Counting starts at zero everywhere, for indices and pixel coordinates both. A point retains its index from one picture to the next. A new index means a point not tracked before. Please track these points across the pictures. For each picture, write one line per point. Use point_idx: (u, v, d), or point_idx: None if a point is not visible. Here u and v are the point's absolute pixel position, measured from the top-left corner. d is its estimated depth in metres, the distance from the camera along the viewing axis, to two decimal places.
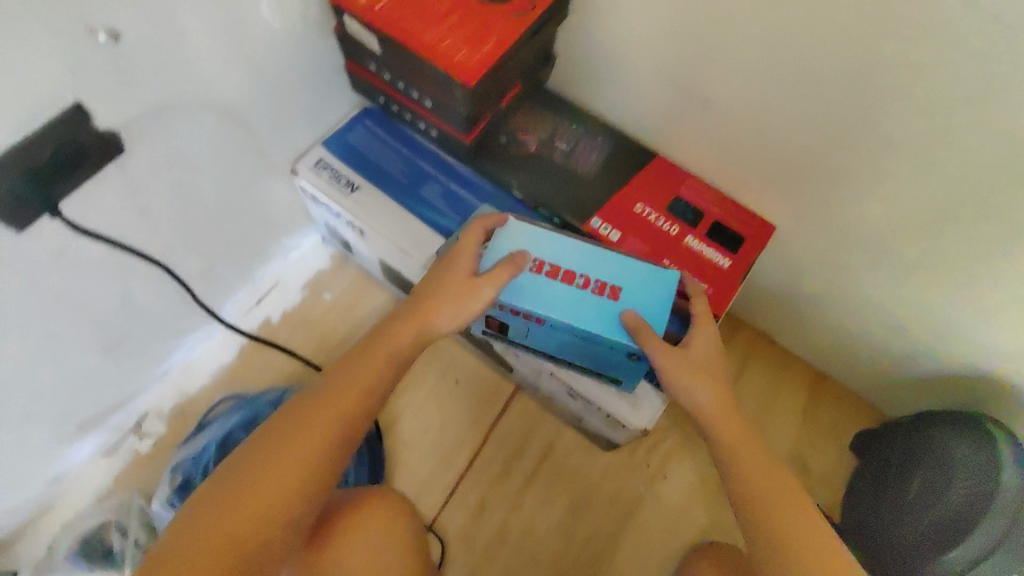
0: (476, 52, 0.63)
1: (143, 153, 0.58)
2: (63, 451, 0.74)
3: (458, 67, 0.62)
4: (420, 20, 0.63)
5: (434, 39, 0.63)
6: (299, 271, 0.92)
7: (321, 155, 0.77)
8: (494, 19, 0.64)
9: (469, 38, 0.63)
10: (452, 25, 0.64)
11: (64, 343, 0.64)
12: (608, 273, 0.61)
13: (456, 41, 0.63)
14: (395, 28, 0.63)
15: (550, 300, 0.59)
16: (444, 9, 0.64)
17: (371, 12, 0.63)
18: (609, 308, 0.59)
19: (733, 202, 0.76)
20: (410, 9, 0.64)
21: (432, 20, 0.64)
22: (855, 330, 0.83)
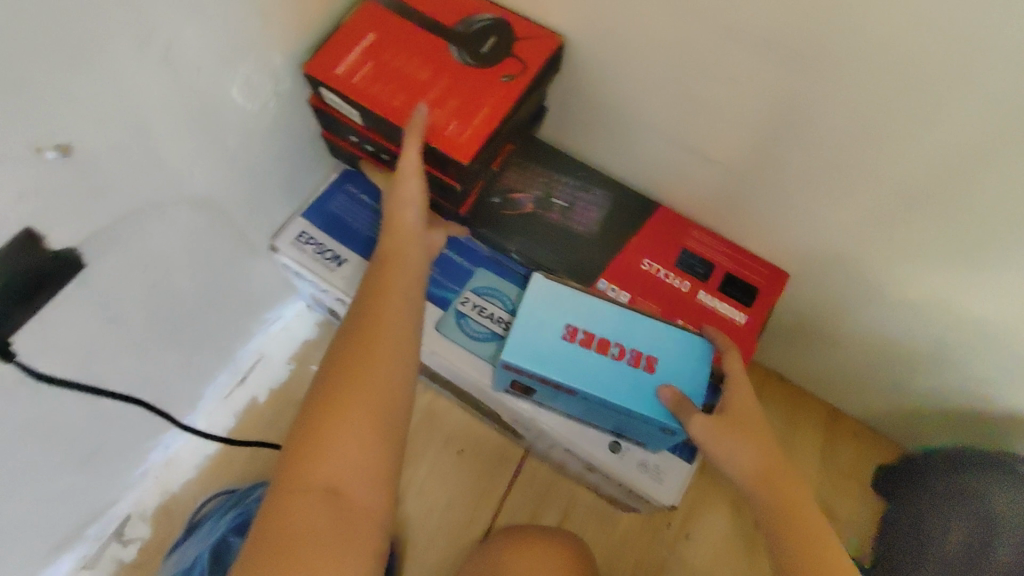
0: (466, 126, 0.58)
1: (107, 263, 0.52)
2: (36, 574, 0.68)
3: (448, 143, 0.57)
4: (403, 92, 0.59)
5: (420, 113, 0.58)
6: (283, 344, 0.86)
7: (302, 228, 0.72)
8: (483, 86, 0.60)
9: (458, 110, 0.59)
10: (439, 95, 0.59)
11: (31, 470, 0.58)
12: (642, 341, 0.60)
13: (444, 114, 0.58)
14: (376, 102, 0.58)
15: (584, 372, 0.58)
16: (429, 77, 0.59)
17: (350, 86, 0.58)
18: (643, 381, 0.58)
19: (744, 251, 0.72)
20: (391, 79, 0.59)
21: (417, 91, 0.59)
22: (870, 370, 0.80)
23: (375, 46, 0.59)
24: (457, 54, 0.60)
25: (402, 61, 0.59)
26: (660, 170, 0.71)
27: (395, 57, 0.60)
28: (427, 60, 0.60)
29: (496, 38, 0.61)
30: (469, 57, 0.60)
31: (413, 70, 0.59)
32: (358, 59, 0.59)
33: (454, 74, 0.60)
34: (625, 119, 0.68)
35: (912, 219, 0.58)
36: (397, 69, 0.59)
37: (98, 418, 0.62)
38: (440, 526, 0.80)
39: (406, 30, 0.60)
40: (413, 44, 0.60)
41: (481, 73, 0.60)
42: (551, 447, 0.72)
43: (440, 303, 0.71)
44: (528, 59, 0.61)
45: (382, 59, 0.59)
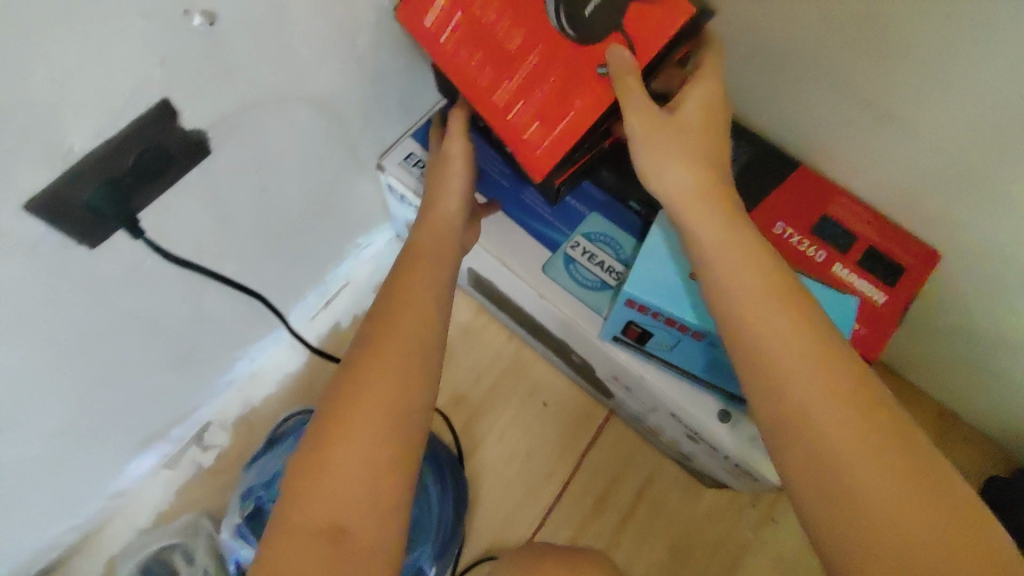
0: (548, 131, 0.53)
1: (230, 154, 0.50)
2: (126, 465, 0.68)
3: (526, 152, 0.54)
4: (491, 64, 0.53)
5: (505, 102, 0.54)
6: (370, 271, 0.84)
7: (411, 148, 0.69)
8: (576, 79, 0.51)
9: (545, 109, 0.53)
10: (527, 79, 0.52)
11: (133, 362, 0.57)
12: None
13: (527, 108, 0.53)
14: (460, 71, 0.54)
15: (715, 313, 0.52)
16: (519, 46, 0.52)
17: (437, 47, 0.54)
18: None
19: (893, 225, 0.65)
20: (478, 44, 0.53)
21: (505, 67, 0.53)
22: (1001, 376, 0.73)
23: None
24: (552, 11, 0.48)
25: (493, 17, 0.51)
26: (812, 126, 0.64)
27: (484, 9, 0.51)
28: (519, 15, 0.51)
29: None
30: (567, 25, 0.48)
31: (505, 35, 0.52)
32: (448, 8, 0.52)
33: (548, 41, 0.51)
34: (780, 62, 0.61)
35: None
36: (487, 29, 0.52)
37: (198, 319, 0.61)
38: (515, 476, 0.78)
39: None
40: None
41: (576, 50, 0.50)
42: (650, 410, 0.68)
43: (549, 245, 0.67)
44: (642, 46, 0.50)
45: (472, 10, 0.52)
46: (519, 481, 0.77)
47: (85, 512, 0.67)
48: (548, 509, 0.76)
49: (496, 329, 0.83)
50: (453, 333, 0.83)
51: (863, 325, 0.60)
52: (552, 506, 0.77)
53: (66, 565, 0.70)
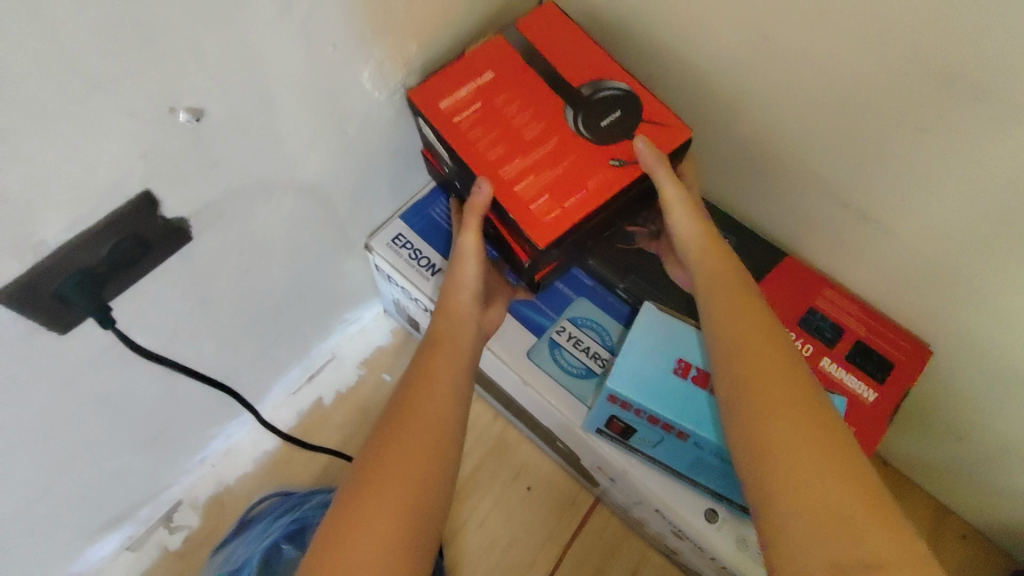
0: (561, 202, 0.51)
1: (213, 239, 0.50)
2: (85, 549, 0.66)
3: (535, 219, 0.51)
4: (502, 145, 0.53)
5: (513, 175, 0.52)
6: (357, 346, 0.83)
7: (400, 229, 0.69)
8: (591, 164, 0.53)
9: (559, 185, 0.52)
10: (539, 162, 0.53)
11: (98, 444, 0.56)
12: None
13: (538, 183, 0.52)
14: (469, 146, 0.53)
15: (699, 413, 0.51)
16: (535, 136, 0.54)
17: (449, 124, 0.53)
18: None
19: (883, 319, 0.64)
20: (492, 126, 0.53)
21: (517, 149, 0.53)
22: (996, 474, 0.70)
23: (488, 84, 0.55)
24: (574, 119, 0.54)
25: (513, 111, 0.54)
26: (798, 219, 0.64)
27: (504, 103, 0.54)
28: (537, 114, 0.54)
29: (622, 112, 0.55)
30: (588, 128, 0.54)
31: (521, 125, 0.54)
32: (468, 97, 0.54)
33: (565, 136, 0.54)
34: (764, 157, 0.62)
35: None
36: (504, 118, 0.54)
37: (171, 400, 0.60)
38: (495, 566, 0.74)
39: (527, 77, 0.55)
40: (532, 95, 0.55)
41: (595, 145, 0.53)
42: (635, 504, 0.66)
43: (535, 329, 0.66)
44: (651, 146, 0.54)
45: (491, 102, 0.54)
46: (499, 571, 0.74)
47: None
48: None
49: (481, 407, 0.81)
50: None
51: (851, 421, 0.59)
52: None
53: None
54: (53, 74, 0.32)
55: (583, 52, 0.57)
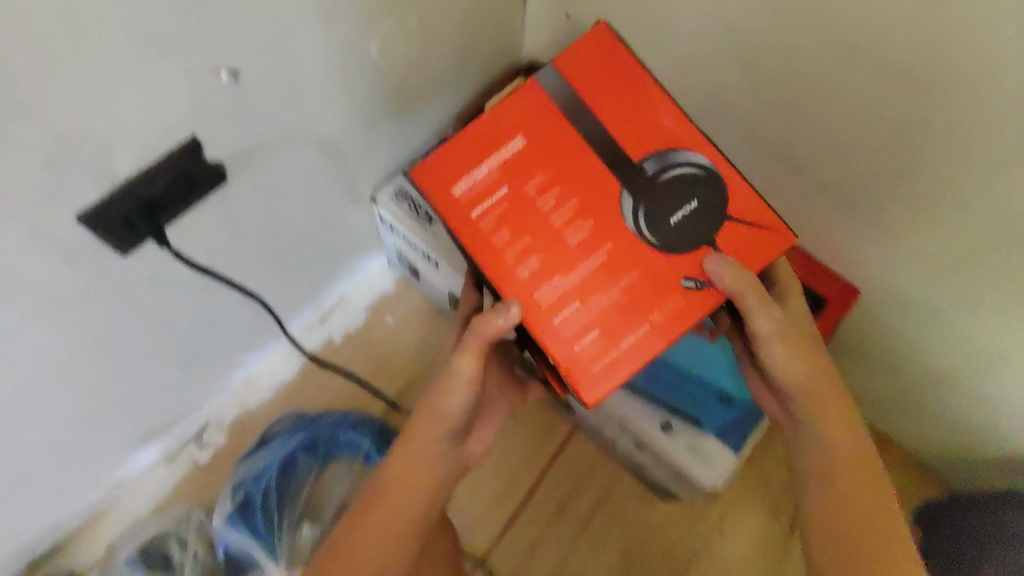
0: (610, 353, 0.48)
1: (244, 182, 0.59)
2: (128, 457, 0.77)
3: (575, 362, 0.47)
4: (535, 251, 0.47)
5: (551, 302, 0.47)
6: (363, 291, 0.92)
7: (401, 185, 0.79)
8: (659, 287, 0.48)
9: (607, 341, 0.48)
10: (582, 287, 0.48)
11: (145, 359, 0.66)
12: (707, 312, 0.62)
13: (588, 314, 0.48)
14: (490, 252, 0.47)
15: None
16: (563, 224, 0.48)
17: (465, 218, 0.48)
18: None
19: (819, 264, 0.74)
20: (519, 229, 0.48)
21: (554, 259, 0.48)
22: (923, 404, 0.80)
23: (520, 158, 0.48)
24: (633, 213, 0.48)
25: (551, 200, 0.48)
26: (751, 175, 0.73)
27: (538, 180, 0.48)
28: (584, 212, 0.48)
29: (696, 201, 0.49)
30: (654, 232, 0.48)
31: (563, 225, 0.48)
32: (493, 178, 0.48)
33: (621, 241, 0.48)
34: (721, 119, 0.71)
35: (993, 252, 0.59)
36: (534, 210, 0.48)
37: (205, 324, 0.70)
38: (485, 483, 0.85)
39: (569, 135, 0.48)
40: (577, 158, 0.48)
41: (663, 256, 0.48)
42: (604, 422, 0.76)
43: None
44: (739, 252, 0.50)
45: (520, 188, 0.48)
46: (488, 487, 0.85)
47: (88, 497, 0.75)
48: (514, 514, 0.84)
49: None
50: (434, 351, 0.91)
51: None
52: (517, 510, 0.84)
53: (67, 547, 0.77)
54: (126, 37, 0.41)
55: (634, 112, 0.49)
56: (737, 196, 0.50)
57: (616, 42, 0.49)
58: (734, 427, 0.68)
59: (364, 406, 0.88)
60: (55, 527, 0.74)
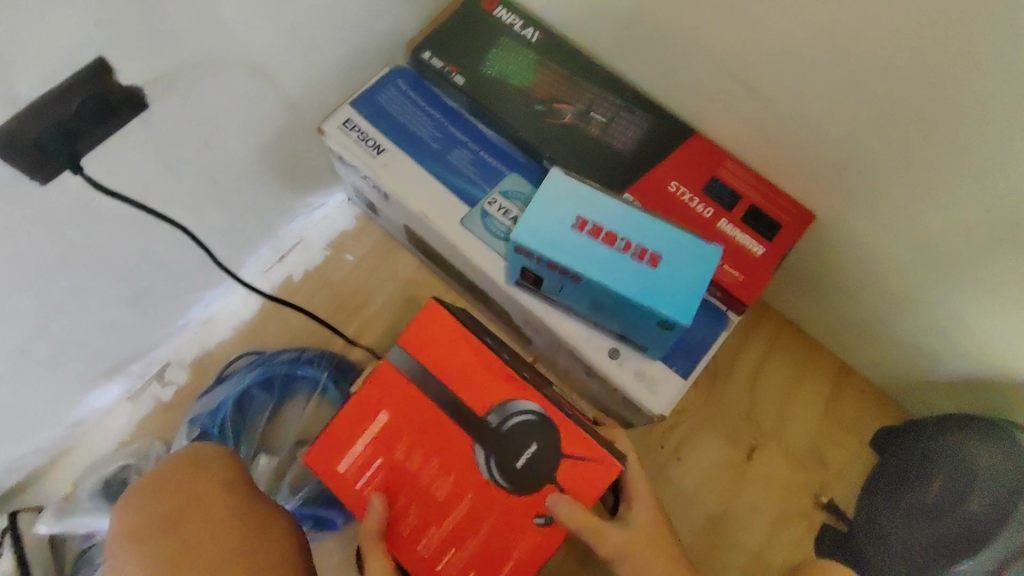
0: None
1: (168, 110, 0.57)
2: (87, 395, 0.77)
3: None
4: (415, 513, 0.57)
5: (431, 552, 0.56)
6: (321, 230, 0.91)
7: (350, 115, 0.75)
8: (510, 525, 0.57)
9: (474, 558, 0.56)
10: (452, 530, 0.57)
11: (89, 294, 0.66)
12: (649, 238, 0.61)
13: (460, 558, 0.56)
14: (408, 553, 0.56)
15: (589, 258, 0.60)
16: (445, 495, 0.57)
17: (353, 490, 0.57)
18: (644, 275, 0.59)
19: (774, 188, 0.72)
20: (401, 497, 0.57)
21: (430, 516, 0.57)
22: (879, 330, 0.79)
23: (383, 438, 0.57)
24: (486, 465, 0.57)
25: (416, 464, 0.57)
26: (703, 97, 0.71)
27: (409, 459, 0.57)
28: (445, 468, 0.57)
29: (535, 445, 0.58)
30: (502, 476, 0.57)
31: (431, 485, 0.57)
32: (368, 453, 0.57)
33: (477, 492, 0.57)
34: (671, 38, 0.68)
35: (942, 165, 0.58)
36: (410, 482, 0.57)
37: (149, 260, 0.69)
38: None
39: (424, 407, 0.58)
40: (436, 442, 0.57)
41: (515, 498, 0.57)
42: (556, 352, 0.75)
43: (468, 200, 0.73)
44: (575, 489, 0.58)
45: (393, 457, 0.57)
46: None
47: (50, 433, 0.75)
48: None
49: (434, 283, 0.90)
50: (393, 288, 0.90)
51: (741, 272, 0.67)
52: None
53: (33, 484, 0.78)
54: None
55: (478, 381, 0.59)
56: (567, 438, 0.59)
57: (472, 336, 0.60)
58: (681, 352, 0.69)
59: (325, 343, 0.88)
60: (19, 464, 0.75)
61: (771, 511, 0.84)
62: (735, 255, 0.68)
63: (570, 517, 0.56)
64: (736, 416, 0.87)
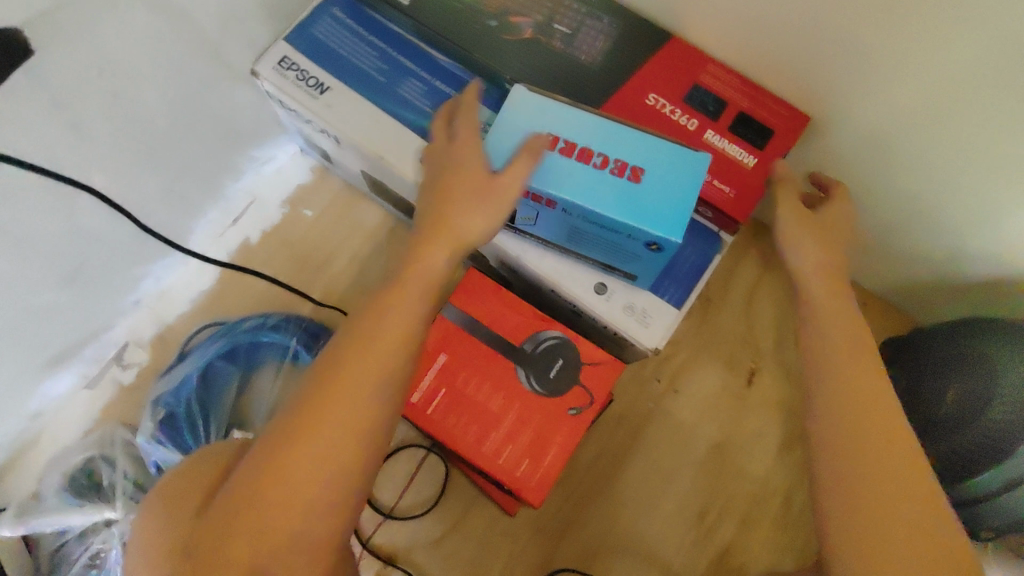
0: (538, 466, 0.62)
1: (60, 54, 0.49)
2: (39, 387, 0.72)
3: (519, 485, 0.61)
4: (476, 423, 0.62)
5: (494, 449, 0.62)
6: (275, 186, 0.84)
7: (283, 51, 0.67)
8: (554, 421, 0.63)
9: (530, 448, 0.62)
10: (509, 430, 0.62)
11: (14, 277, 0.59)
12: (629, 151, 0.55)
13: (518, 450, 0.62)
14: (476, 453, 0.62)
15: (563, 179, 0.54)
16: (499, 406, 0.63)
17: (425, 416, 0.62)
18: (628, 191, 0.53)
19: (763, 92, 0.65)
20: (464, 411, 0.63)
21: (487, 423, 0.62)
22: (882, 237, 0.74)
23: (446, 369, 0.63)
24: (525, 376, 0.63)
25: (474, 387, 0.63)
26: None
27: (466, 381, 0.63)
28: (496, 386, 0.63)
29: (562, 359, 0.64)
30: (538, 384, 0.63)
31: (485, 399, 0.63)
32: (433, 385, 0.63)
33: (525, 402, 0.63)
34: None
35: (950, 45, 0.51)
36: (468, 397, 0.63)
37: (74, 233, 0.63)
38: None
39: (472, 342, 0.64)
40: (485, 364, 0.64)
41: (549, 399, 0.63)
42: (537, 293, 0.70)
43: (426, 135, 0.66)
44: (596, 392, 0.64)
45: (454, 384, 0.63)
46: None
47: (3, 430, 0.70)
48: None
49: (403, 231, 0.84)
50: (359, 241, 0.84)
51: (730, 188, 0.62)
52: None
53: None
54: None
55: (508, 313, 0.65)
56: (585, 350, 0.64)
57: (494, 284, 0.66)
58: (672, 281, 0.64)
59: (292, 307, 0.82)
60: None
61: (778, 432, 0.80)
62: (723, 168, 0.62)
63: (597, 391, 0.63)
64: (734, 341, 0.82)
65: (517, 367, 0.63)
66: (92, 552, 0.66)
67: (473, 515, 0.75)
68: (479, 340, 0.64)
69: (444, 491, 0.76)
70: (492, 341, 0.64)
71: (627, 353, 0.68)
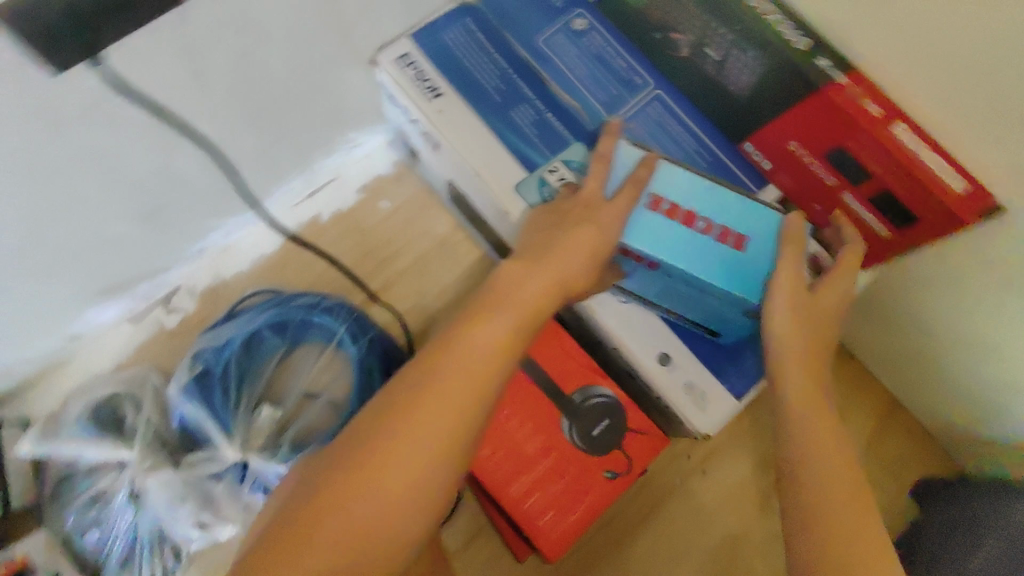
0: (561, 521, 0.61)
1: (207, 7, 0.50)
2: (86, 310, 0.72)
3: (537, 534, 0.61)
4: (509, 462, 0.61)
5: (521, 492, 0.61)
6: (360, 170, 0.84)
7: (408, 48, 0.67)
8: (586, 479, 0.61)
9: (557, 500, 0.61)
10: (540, 478, 0.61)
11: (92, 204, 0.60)
12: (734, 216, 0.54)
13: (544, 499, 0.61)
14: (503, 493, 0.61)
15: (671, 245, 0.53)
16: (536, 450, 0.62)
17: None
18: (733, 259, 0.53)
19: (925, 176, 0.50)
20: (500, 446, 0.61)
21: (521, 464, 0.61)
22: (947, 377, 0.72)
23: None
24: (568, 428, 0.62)
25: (515, 425, 0.62)
26: None
27: (508, 417, 0.62)
28: (537, 430, 0.62)
29: (609, 420, 0.62)
30: (580, 438, 0.61)
31: (524, 439, 0.62)
32: None
33: (562, 451, 0.62)
34: None
35: None
36: (508, 434, 0.62)
37: (163, 173, 0.63)
38: None
39: (524, 381, 0.63)
40: (531, 405, 0.62)
41: (587, 457, 0.62)
42: (595, 343, 0.68)
43: (527, 164, 0.65)
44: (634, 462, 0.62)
45: (496, 417, 0.62)
46: None
47: (41, 346, 0.70)
48: None
49: (471, 245, 0.83)
50: (428, 244, 0.83)
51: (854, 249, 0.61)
52: None
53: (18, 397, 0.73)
54: None
55: (565, 357, 0.63)
56: (632, 415, 0.63)
57: (556, 327, 0.65)
58: (737, 369, 0.62)
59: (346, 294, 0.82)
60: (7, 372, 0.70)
61: None
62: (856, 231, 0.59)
63: (637, 456, 0.62)
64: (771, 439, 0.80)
65: (563, 417, 0.62)
66: (98, 489, 0.66)
67: (475, 544, 0.74)
68: (530, 381, 0.63)
69: (453, 514, 0.74)
70: (543, 383, 0.63)
71: (672, 427, 0.66)
